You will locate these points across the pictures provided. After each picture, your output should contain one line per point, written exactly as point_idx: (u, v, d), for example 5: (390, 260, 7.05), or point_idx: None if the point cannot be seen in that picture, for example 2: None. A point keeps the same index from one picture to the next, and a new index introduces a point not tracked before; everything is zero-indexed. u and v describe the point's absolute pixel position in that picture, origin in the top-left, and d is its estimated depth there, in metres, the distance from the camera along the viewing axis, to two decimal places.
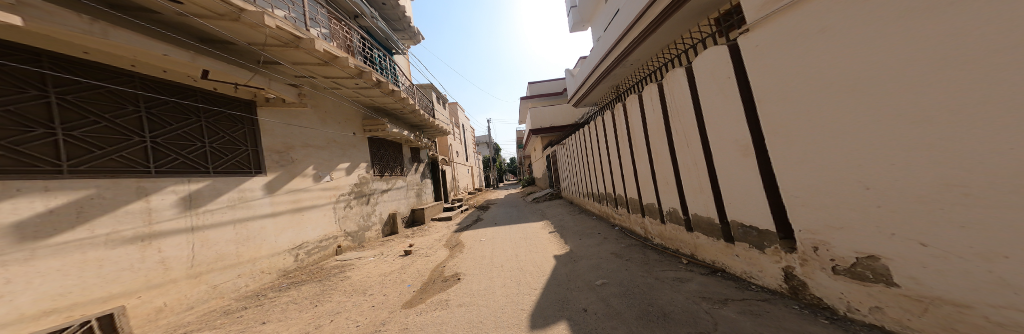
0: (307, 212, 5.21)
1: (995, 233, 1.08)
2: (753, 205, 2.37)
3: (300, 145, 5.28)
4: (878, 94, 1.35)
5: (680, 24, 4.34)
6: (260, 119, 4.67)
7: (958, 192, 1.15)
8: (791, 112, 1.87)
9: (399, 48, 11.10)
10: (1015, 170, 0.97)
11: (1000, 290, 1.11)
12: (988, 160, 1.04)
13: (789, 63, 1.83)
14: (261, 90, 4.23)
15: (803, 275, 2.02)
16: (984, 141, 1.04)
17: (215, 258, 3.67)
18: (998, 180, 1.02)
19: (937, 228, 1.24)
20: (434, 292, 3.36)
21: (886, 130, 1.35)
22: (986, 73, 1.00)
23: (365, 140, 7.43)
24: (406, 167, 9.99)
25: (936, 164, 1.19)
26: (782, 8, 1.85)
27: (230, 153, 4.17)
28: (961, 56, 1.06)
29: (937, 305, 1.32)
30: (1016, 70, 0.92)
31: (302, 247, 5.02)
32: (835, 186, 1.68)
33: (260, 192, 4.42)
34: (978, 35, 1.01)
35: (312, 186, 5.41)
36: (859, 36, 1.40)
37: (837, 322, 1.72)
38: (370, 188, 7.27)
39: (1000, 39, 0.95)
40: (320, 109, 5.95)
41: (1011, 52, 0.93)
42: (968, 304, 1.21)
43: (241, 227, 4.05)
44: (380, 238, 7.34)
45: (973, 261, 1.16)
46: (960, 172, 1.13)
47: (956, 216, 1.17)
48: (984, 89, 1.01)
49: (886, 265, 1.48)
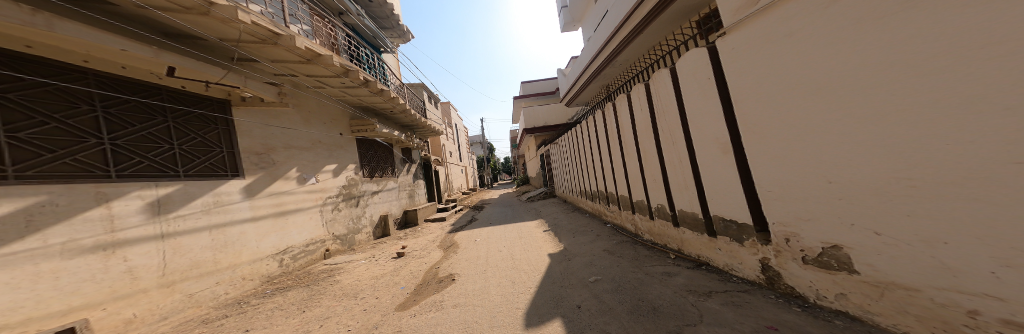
0: (291, 216, 5.04)
1: (935, 221, 1.17)
2: (732, 201, 2.46)
3: (281, 146, 5.09)
4: (840, 95, 1.43)
5: (665, 26, 4.47)
6: (236, 119, 4.46)
7: (905, 184, 1.24)
8: (764, 111, 1.95)
9: (387, 47, 10.82)
10: (957, 163, 1.06)
11: (941, 274, 1.21)
12: (932, 155, 1.12)
13: (760, 65, 1.91)
14: (236, 89, 4.06)
15: (777, 266, 2.12)
16: (928, 136, 1.12)
17: (190, 266, 3.50)
18: (940, 173, 1.11)
19: (889, 218, 1.34)
20: (429, 293, 3.32)
21: (848, 129, 1.42)
22: (933, 77, 1.07)
23: (353, 140, 7.25)
24: (397, 168, 9.81)
25: (887, 159, 1.28)
26: (755, 12, 1.92)
27: (203, 155, 3.97)
28: (910, 61, 1.14)
29: (891, 289, 1.42)
30: (963, 73, 0.98)
31: (287, 252, 4.84)
32: (804, 181, 1.77)
33: (238, 196, 4.24)
34: (919, 40, 1.09)
35: (296, 189, 5.24)
36: (825, 39, 1.46)
37: (807, 310, 1.82)
38: (359, 189, 7.10)
39: (945, 44, 1.02)
40: (303, 108, 5.76)
41: (954, 58, 1.01)
42: (916, 288, 1.31)
43: (218, 233, 3.88)
44: (372, 241, 7.20)
45: (919, 247, 1.26)
46: (910, 167, 1.21)
47: (905, 207, 1.26)
48: (927, 92, 1.10)
49: (849, 254, 1.58)
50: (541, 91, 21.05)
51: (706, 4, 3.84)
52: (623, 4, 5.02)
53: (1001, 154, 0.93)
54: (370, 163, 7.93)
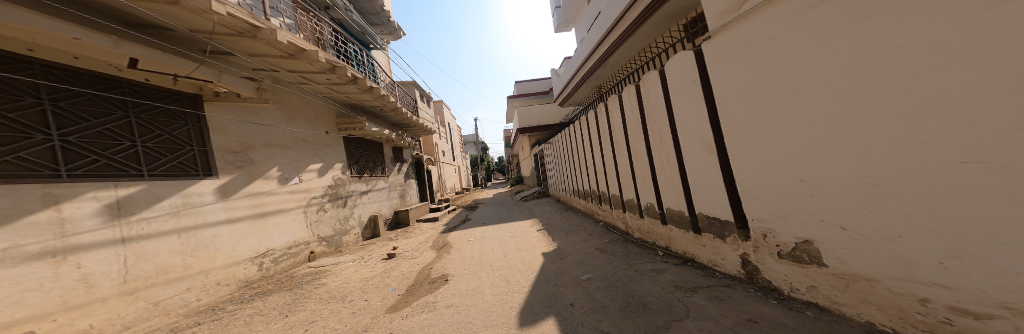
0: (271, 218, 4.84)
1: (892, 217, 1.29)
2: (716, 199, 2.56)
3: (261, 144, 4.89)
4: (815, 100, 1.54)
5: (654, 29, 4.58)
6: (208, 115, 4.24)
7: (868, 182, 1.36)
8: (745, 113, 2.05)
9: (378, 43, 10.58)
10: (915, 164, 1.17)
11: (897, 265, 1.33)
12: (893, 157, 1.24)
13: (741, 68, 2.00)
14: (210, 84, 3.85)
15: (756, 261, 2.23)
16: (891, 137, 1.22)
17: (156, 272, 3.30)
18: (901, 173, 1.22)
19: (854, 214, 1.45)
20: (422, 294, 3.27)
21: (821, 132, 1.53)
22: (899, 85, 1.17)
23: (340, 139, 7.05)
24: (388, 168, 9.61)
25: (851, 160, 1.40)
26: (739, 16, 1.99)
27: (171, 153, 3.77)
28: (876, 70, 1.24)
29: (855, 280, 1.54)
30: (925, 84, 1.09)
31: (267, 255, 4.66)
32: (780, 181, 1.88)
33: (212, 197, 4.04)
34: (888, 49, 1.19)
35: (277, 189, 5.04)
36: (804, 47, 1.56)
37: (783, 302, 1.93)
38: (347, 189, 6.91)
39: (910, 55, 1.12)
40: (285, 105, 5.54)
41: (915, 69, 1.11)
42: (876, 279, 1.43)
43: (188, 236, 3.68)
44: (360, 242, 7.03)
45: (878, 240, 1.38)
46: (871, 167, 1.33)
47: (866, 203, 1.38)
48: (890, 99, 1.21)
49: (818, 248, 1.71)
50: (535, 91, 21.12)
51: (693, 8, 3.96)
52: (615, 6, 5.09)
53: (954, 153, 1.04)
54: (358, 162, 7.73)
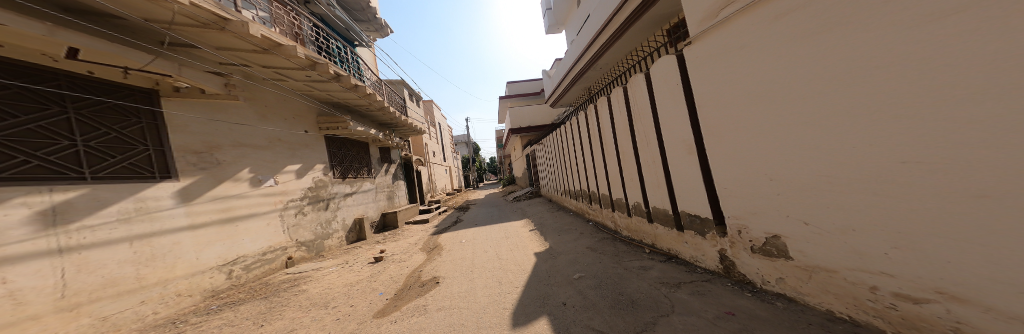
0: (242, 222, 4.56)
1: (847, 212, 1.48)
2: (696, 199, 2.68)
3: (229, 144, 4.59)
4: (785, 107, 1.71)
5: (640, 34, 4.73)
6: (166, 112, 3.93)
7: (826, 181, 1.55)
8: (724, 117, 2.19)
9: (363, 40, 10.26)
10: (862, 168, 1.36)
11: (850, 257, 1.52)
12: (848, 161, 1.41)
13: (722, 74, 2.13)
14: (168, 78, 3.60)
15: (732, 256, 2.37)
16: (849, 142, 1.39)
17: (102, 285, 3.00)
18: (853, 173, 1.40)
19: (816, 210, 1.64)
20: (411, 297, 3.20)
21: (790, 137, 1.72)
22: (851, 99, 1.35)
23: (321, 139, 6.76)
24: (374, 169, 9.33)
25: (815, 162, 1.59)
26: (718, 24, 2.11)
27: (120, 154, 3.47)
28: (835, 83, 1.41)
29: (816, 272, 1.73)
30: (869, 99, 1.28)
31: (238, 262, 4.39)
32: (753, 181, 2.05)
33: (171, 201, 3.76)
34: (846, 64, 1.35)
35: (249, 192, 4.75)
36: (777, 59, 1.71)
37: (756, 294, 2.09)
38: (329, 191, 6.64)
39: (862, 71, 1.28)
40: (257, 102, 5.20)
41: (864, 84, 1.28)
42: (833, 269, 1.62)
43: (143, 244, 3.39)
44: (344, 246, 6.78)
45: (834, 233, 1.57)
46: (831, 170, 1.51)
47: (827, 201, 1.57)
48: (844, 110, 1.39)
49: (785, 242, 1.89)
50: (527, 92, 21.19)
51: (676, 14, 4.11)
52: (603, 10, 5.21)
53: (892, 155, 1.24)
54: (342, 163, 7.46)
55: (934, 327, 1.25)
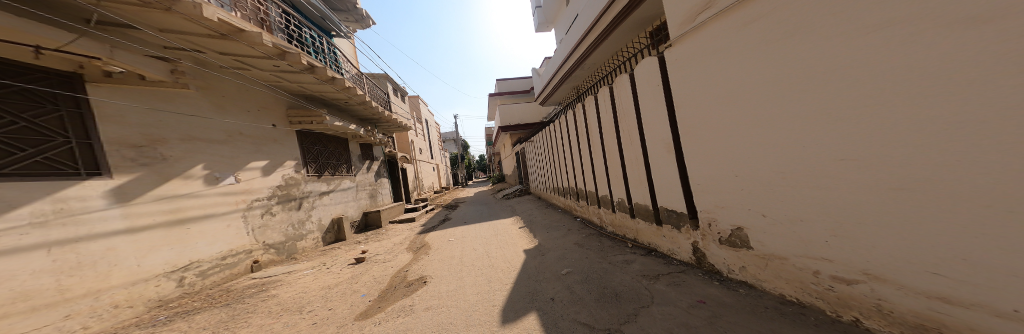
0: (195, 224, 4.15)
1: (797, 206, 1.72)
2: (672, 195, 2.84)
3: (177, 137, 4.14)
4: (748, 112, 1.92)
5: (625, 35, 4.87)
6: (94, 99, 3.42)
7: (780, 177, 1.79)
8: (699, 118, 2.34)
9: (341, 31, 9.72)
10: (807, 169, 1.61)
11: (798, 244, 1.77)
12: (801, 163, 1.64)
13: (697, 77, 2.27)
14: (97, 61, 3.16)
15: (703, 247, 2.55)
16: (799, 146, 1.63)
17: (11, 299, 2.55)
18: (802, 172, 1.64)
19: (773, 203, 1.87)
20: (396, 298, 3.10)
21: (750, 139, 1.94)
22: (800, 109, 1.58)
23: (293, 134, 6.33)
24: (355, 166, 8.92)
25: (771, 162, 1.82)
26: (697, 26, 2.20)
27: (32, 147, 2.97)
28: (790, 96, 1.64)
29: (771, 259, 1.97)
30: (814, 111, 1.51)
31: (191, 268, 4.00)
32: (720, 178, 2.26)
33: (101, 202, 3.27)
34: (799, 80, 1.56)
35: (204, 191, 4.33)
36: (743, 67, 1.89)
37: (723, 282, 2.28)
38: (302, 190, 6.25)
39: (813, 86, 1.50)
40: (212, 92, 4.70)
41: (812, 98, 1.52)
42: (783, 257, 1.88)
43: (65, 251, 2.90)
44: (320, 247, 6.46)
45: (785, 222, 1.82)
46: (783, 169, 1.75)
47: (781, 195, 1.80)
48: (794, 118, 1.63)
49: (747, 233, 2.12)
50: (516, 89, 21.14)
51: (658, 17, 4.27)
52: (590, 10, 5.31)
53: (829, 157, 1.48)
54: (317, 160, 7.05)
55: (861, 304, 1.52)
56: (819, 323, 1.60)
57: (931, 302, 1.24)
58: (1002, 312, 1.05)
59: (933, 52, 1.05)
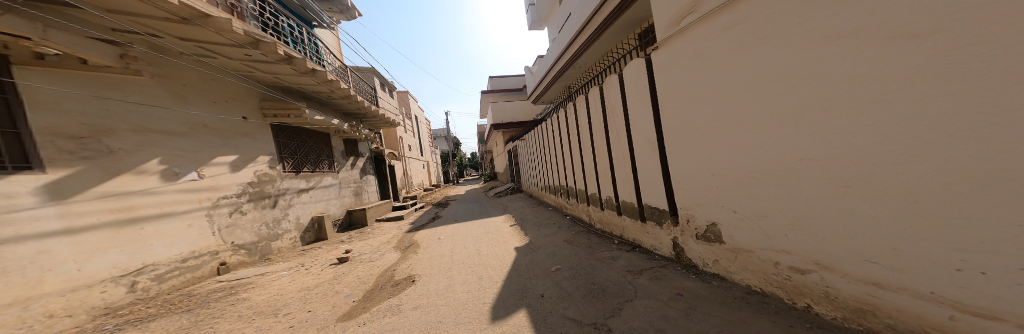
0: (152, 224, 3.80)
1: (764, 203, 1.87)
2: (655, 192, 2.95)
3: (128, 128, 3.78)
4: (723, 115, 2.05)
5: (615, 36, 4.96)
6: (24, 84, 3.07)
7: (750, 176, 1.93)
8: (679, 119, 2.46)
9: (324, 22, 9.28)
10: (772, 170, 1.77)
11: (764, 238, 1.92)
12: (769, 164, 1.78)
13: (678, 80, 2.39)
14: (26, 41, 2.81)
15: (681, 242, 2.69)
16: (767, 148, 1.77)
17: None
18: (768, 172, 1.80)
19: (744, 200, 2.02)
20: (383, 298, 3.02)
21: (724, 140, 2.08)
22: (767, 116, 1.74)
23: (267, 127, 5.95)
24: (338, 162, 8.55)
25: (742, 163, 1.97)
26: (679, 31, 2.31)
27: None
28: (759, 102, 1.78)
29: (741, 252, 2.11)
30: (778, 119, 1.68)
31: (147, 272, 3.66)
32: (697, 177, 2.39)
33: (34, 200, 2.94)
34: (769, 88, 1.71)
35: (160, 187, 3.98)
36: (719, 73, 2.02)
37: (699, 275, 2.42)
38: (277, 187, 5.91)
39: (779, 95, 1.65)
40: (172, 80, 4.34)
41: (778, 106, 1.67)
42: (749, 250, 2.05)
43: None
44: (298, 247, 6.15)
45: (753, 218, 1.97)
46: (752, 169, 1.90)
47: (752, 193, 1.94)
48: (762, 123, 1.78)
49: (720, 229, 2.26)
50: (509, 87, 21.01)
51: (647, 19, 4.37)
52: (582, 10, 5.37)
53: (791, 158, 1.64)
54: (296, 155, 6.69)
55: (812, 292, 1.70)
56: (779, 310, 1.79)
57: (870, 288, 1.42)
58: (923, 294, 1.24)
59: (883, 66, 1.18)
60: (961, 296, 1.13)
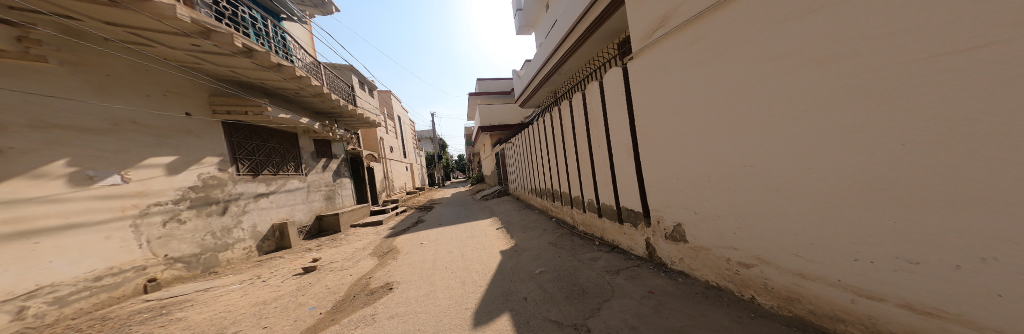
0: (53, 237, 3.17)
1: (720, 204, 2.08)
2: (631, 195, 3.11)
3: (26, 124, 3.19)
4: (686, 124, 2.25)
5: (596, 44, 5.19)
6: None
7: (708, 180, 2.14)
8: (650, 126, 2.64)
9: (295, 16, 8.69)
10: (725, 175, 2.00)
11: (719, 237, 2.13)
12: (724, 170, 2.00)
13: (649, 90, 2.58)
14: None
15: (653, 242, 2.86)
16: (722, 155, 2.00)
17: None
18: (722, 176, 2.03)
19: (703, 202, 2.22)
20: (355, 308, 2.82)
21: (687, 147, 2.28)
22: (720, 127, 1.98)
23: (218, 125, 5.34)
24: (306, 164, 7.90)
25: (701, 168, 2.18)
26: (650, 44, 2.49)
27: None
28: (713, 114, 2.01)
29: (701, 251, 2.30)
30: (729, 129, 1.91)
31: (44, 294, 3.04)
32: (665, 181, 2.57)
33: None
34: (722, 103, 1.94)
35: (69, 193, 3.36)
36: (683, 86, 2.23)
37: (667, 273, 2.59)
38: (227, 192, 5.28)
39: (730, 109, 1.89)
40: (94, 68, 3.75)
41: (729, 119, 1.90)
42: (705, 247, 2.26)
43: None
44: (254, 258, 5.54)
45: (710, 218, 2.18)
46: (710, 174, 2.12)
47: (710, 195, 2.15)
48: (717, 132, 2.01)
49: (683, 229, 2.44)
50: (496, 90, 20.94)
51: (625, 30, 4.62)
52: (566, 19, 5.57)
53: (740, 163, 1.88)
54: (254, 156, 6.06)
55: (755, 284, 1.92)
56: (729, 301, 1.99)
57: (797, 278, 1.67)
58: (832, 282, 1.50)
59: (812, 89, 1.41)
60: (859, 282, 1.39)
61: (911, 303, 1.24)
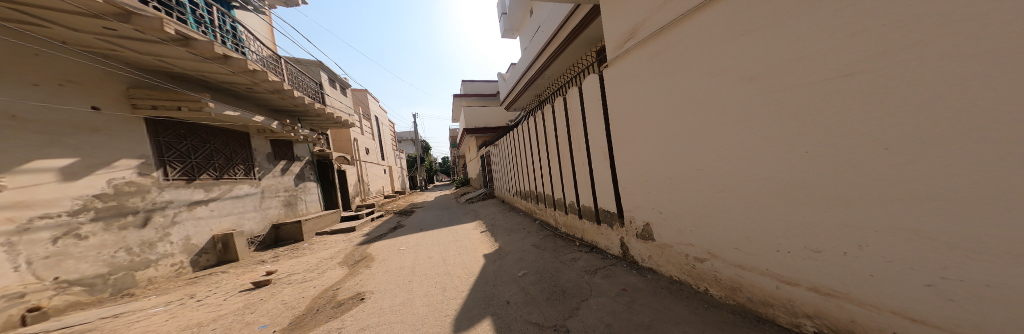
0: None
1: (678, 203, 2.28)
2: (607, 196, 3.26)
3: None
4: (650, 130, 2.44)
5: (577, 51, 5.38)
6: None
7: (669, 182, 2.33)
8: (622, 131, 2.81)
9: (251, 4, 7.82)
10: (682, 177, 2.20)
11: (679, 234, 2.32)
12: (682, 173, 2.19)
13: (620, 97, 2.76)
14: None
15: (626, 241, 3.03)
16: (679, 160, 2.19)
17: None
18: (680, 179, 2.22)
19: (664, 202, 2.41)
20: (317, 323, 2.56)
21: (651, 151, 2.47)
22: (677, 134, 2.17)
23: (141, 122, 4.54)
24: (261, 167, 7.05)
25: (663, 171, 2.37)
26: (621, 54, 2.67)
27: None
28: (671, 122, 2.21)
29: (665, 248, 2.49)
30: (684, 136, 2.11)
31: None
32: (635, 183, 2.74)
33: None
34: (678, 111, 2.13)
35: None
36: (647, 95, 2.41)
37: (637, 270, 2.76)
38: (151, 199, 4.50)
39: (684, 118, 2.08)
40: None
41: (683, 127, 2.10)
42: (667, 244, 2.46)
43: None
44: (186, 275, 4.76)
45: (670, 216, 2.37)
46: (670, 177, 2.31)
47: (670, 195, 2.34)
48: (674, 138, 2.20)
49: (650, 227, 2.63)
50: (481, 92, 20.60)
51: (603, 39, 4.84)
52: (548, 25, 5.73)
53: (692, 167, 2.08)
54: (190, 157, 5.26)
55: (707, 277, 2.13)
56: (687, 294, 2.18)
57: (738, 270, 1.88)
58: (763, 271, 1.73)
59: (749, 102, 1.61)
60: (782, 270, 1.62)
61: (817, 286, 1.47)
